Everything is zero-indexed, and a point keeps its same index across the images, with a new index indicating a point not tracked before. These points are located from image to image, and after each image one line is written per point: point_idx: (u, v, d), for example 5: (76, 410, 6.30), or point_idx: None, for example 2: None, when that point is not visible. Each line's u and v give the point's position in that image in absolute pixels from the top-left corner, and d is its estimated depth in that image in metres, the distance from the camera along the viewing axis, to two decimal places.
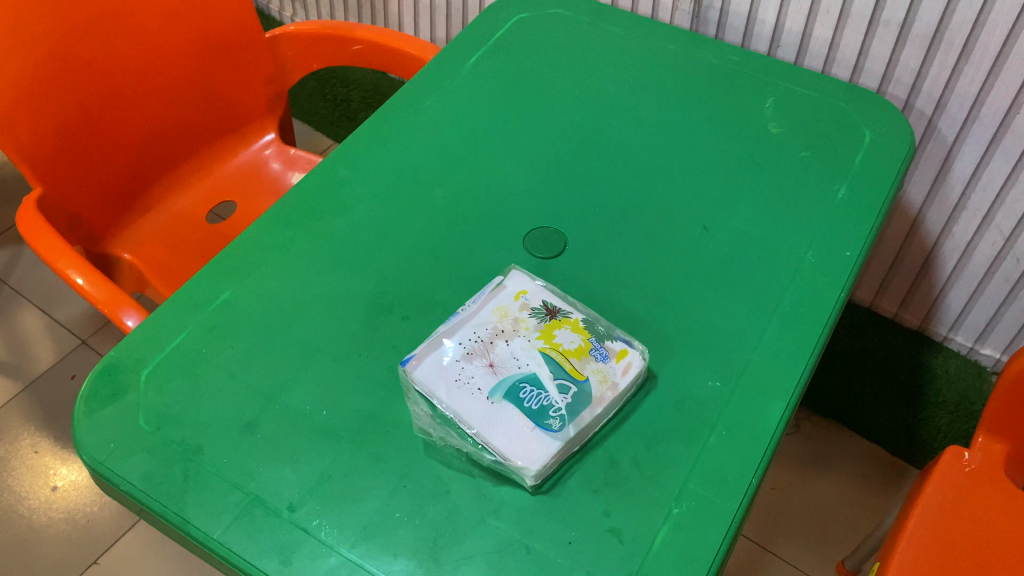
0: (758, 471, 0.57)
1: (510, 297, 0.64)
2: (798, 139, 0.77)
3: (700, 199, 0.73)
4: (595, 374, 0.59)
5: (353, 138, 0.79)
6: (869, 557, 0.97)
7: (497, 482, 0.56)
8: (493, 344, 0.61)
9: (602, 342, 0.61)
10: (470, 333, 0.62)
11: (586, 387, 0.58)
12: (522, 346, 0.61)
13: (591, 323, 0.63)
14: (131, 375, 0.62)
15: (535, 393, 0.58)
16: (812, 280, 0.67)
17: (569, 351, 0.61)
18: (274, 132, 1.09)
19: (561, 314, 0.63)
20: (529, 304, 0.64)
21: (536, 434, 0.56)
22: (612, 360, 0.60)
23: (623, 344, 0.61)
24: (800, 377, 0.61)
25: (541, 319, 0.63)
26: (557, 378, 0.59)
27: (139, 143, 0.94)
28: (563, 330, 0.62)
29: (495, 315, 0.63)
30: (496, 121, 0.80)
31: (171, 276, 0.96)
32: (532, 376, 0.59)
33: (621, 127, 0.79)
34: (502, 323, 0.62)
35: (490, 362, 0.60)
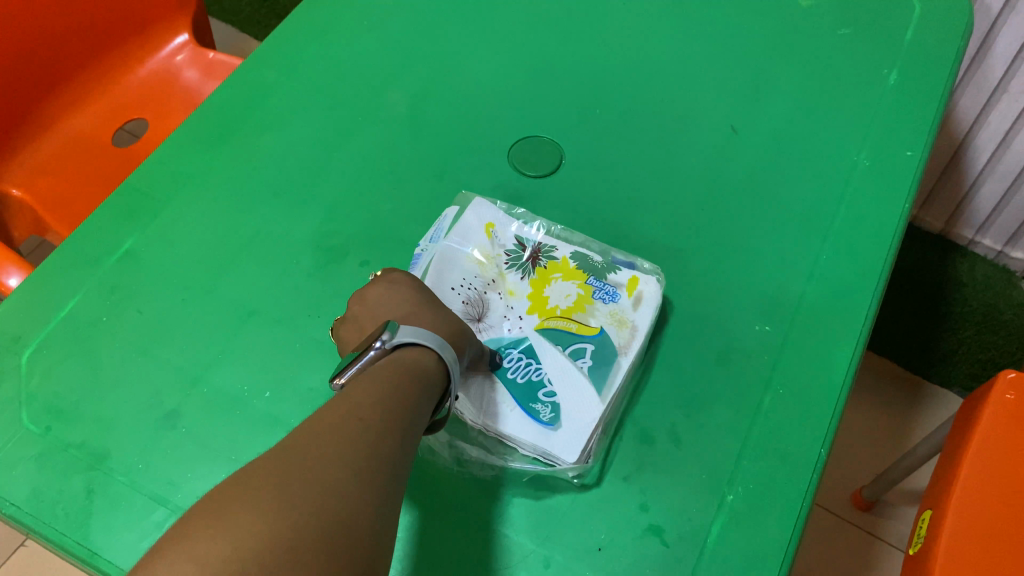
0: (827, 439, 0.44)
1: (476, 239, 0.50)
2: (834, 14, 0.63)
3: (722, 92, 0.59)
4: (608, 321, 0.47)
5: (282, 34, 0.63)
6: (889, 487, 0.89)
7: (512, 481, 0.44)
8: (469, 306, 0.48)
9: (603, 279, 0.48)
10: (440, 292, 0.48)
11: (602, 341, 0.46)
12: (503, 304, 0.48)
13: (586, 255, 0.50)
14: (8, 358, 0.48)
15: (524, 364, 0.46)
16: (869, 188, 0.54)
17: (568, 301, 0.48)
18: (187, 33, 0.91)
19: (545, 252, 0.50)
20: (501, 244, 0.50)
21: (524, 418, 0.44)
22: (623, 298, 0.47)
23: (630, 272, 0.48)
24: (867, 313, 0.48)
25: (523, 263, 0.49)
26: (559, 341, 0.46)
27: (16, 56, 0.75)
28: (553, 275, 0.49)
29: (465, 263, 0.49)
30: (461, 5, 0.65)
31: (71, 214, 0.80)
32: (527, 344, 0.46)
33: (617, 6, 0.64)
34: (476, 277, 0.49)
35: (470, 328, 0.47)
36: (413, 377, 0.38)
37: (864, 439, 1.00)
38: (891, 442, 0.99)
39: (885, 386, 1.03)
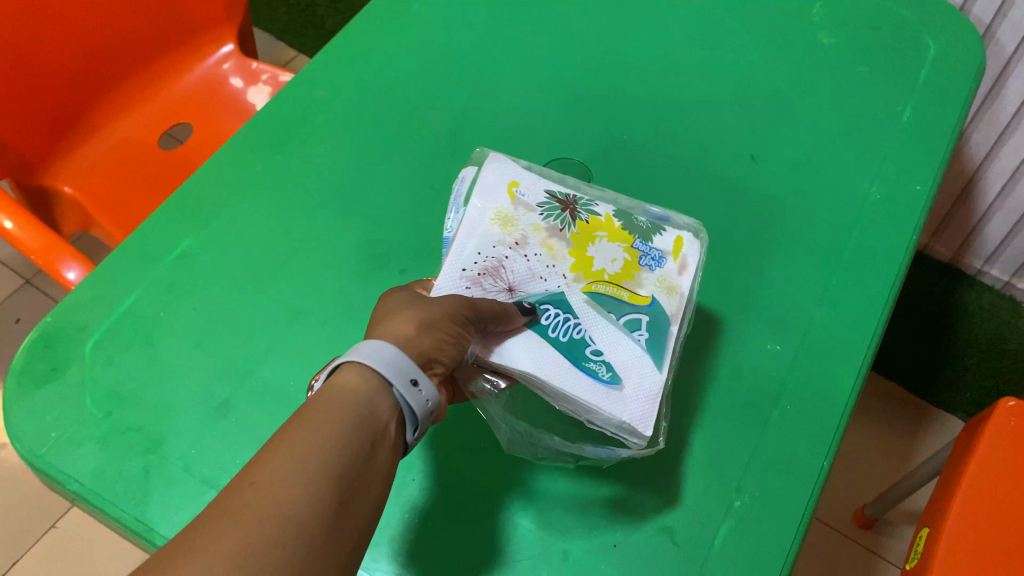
0: (830, 453, 0.48)
1: (506, 194, 0.49)
2: (853, 51, 0.66)
3: (743, 122, 0.63)
4: (659, 288, 0.47)
5: (331, 51, 0.67)
6: (892, 506, 0.91)
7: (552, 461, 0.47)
8: (506, 261, 0.47)
9: (648, 241, 0.48)
10: (471, 251, 0.46)
11: (657, 310, 0.46)
12: (541, 261, 0.47)
13: (629, 217, 0.50)
14: (74, 346, 0.52)
15: (570, 324, 0.45)
16: (879, 219, 0.57)
17: (614, 263, 0.47)
18: (233, 43, 0.95)
19: (581, 205, 0.50)
20: (528, 201, 0.49)
21: (578, 377, 0.43)
22: (670, 262, 0.48)
23: (674, 234, 0.49)
24: (872, 337, 0.52)
25: (562, 217, 0.49)
26: (610, 308, 0.46)
27: (72, 59, 0.80)
28: (597, 232, 0.49)
29: (494, 221, 0.48)
30: (500, 30, 0.69)
31: (119, 212, 0.85)
32: (575, 304, 0.46)
33: (648, 37, 0.68)
34: (509, 232, 0.48)
35: (508, 285, 0.46)
36: (338, 405, 0.36)
37: (866, 456, 1.04)
38: (892, 462, 1.03)
39: (887, 408, 1.06)
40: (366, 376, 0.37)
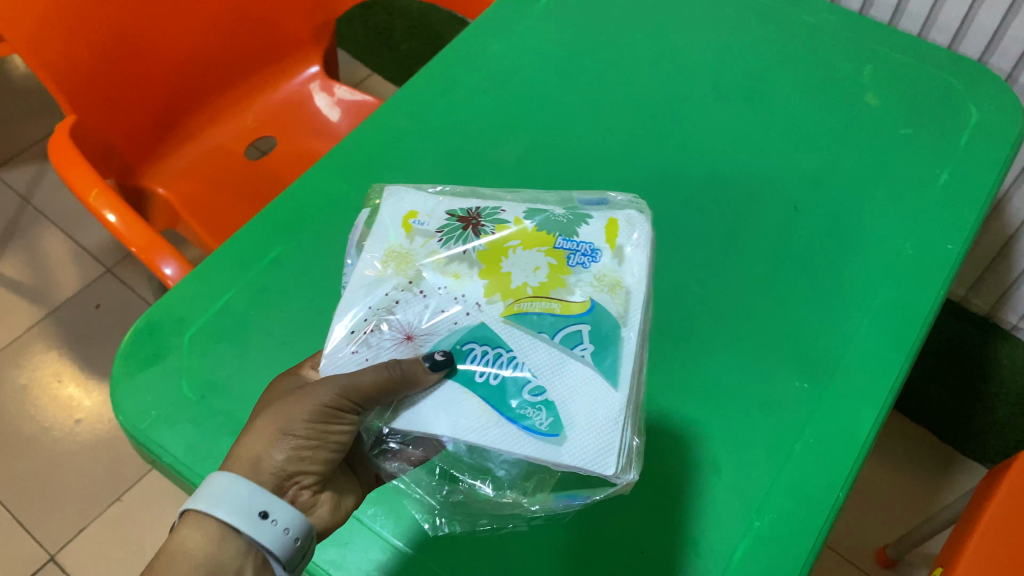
0: (845, 485, 0.52)
1: (400, 231, 0.50)
2: (898, 113, 0.70)
3: (789, 174, 0.67)
4: (592, 286, 0.47)
5: (413, 85, 0.73)
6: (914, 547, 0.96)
7: (504, 523, 0.52)
8: (397, 305, 0.48)
9: (570, 237, 0.49)
10: (360, 310, 0.47)
11: (595, 316, 0.46)
12: (449, 290, 0.48)
13: (549, 218, 0.50)
14: (174, 336, 0.58)
15: (505, 361, 0.45)
16: (910, 273, 0.61)
17: (541, 273, 0.48)
18: (318, 65, 1.03)
19: (485, 217, 0.51)
20: (427, 228, 0.51)
21: (516, 433, 0.43)
22: (605, 253, 0.49)
23: (602, 222, 0.50)
24: (895, 382, 0.56)
25: (467, 239, 0.50)
26: (545, 326, 0.46)
27: (174, 72, 0.88)
28: (511, 245, 0.49)
29: (386, 266, 0.49)
30: (568, 74, 0.74)
31: (207, 213, 0.92)
32: (502, 334, 0.46)
33: (706, 88, 0.73)
34: (402, 272, 0.49)
35: (407, 332, 0.47)
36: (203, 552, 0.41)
37: (883, 496, 1.13)
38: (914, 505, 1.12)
39: (913, 455, 1.16)
40: (212, 519, 0.41)
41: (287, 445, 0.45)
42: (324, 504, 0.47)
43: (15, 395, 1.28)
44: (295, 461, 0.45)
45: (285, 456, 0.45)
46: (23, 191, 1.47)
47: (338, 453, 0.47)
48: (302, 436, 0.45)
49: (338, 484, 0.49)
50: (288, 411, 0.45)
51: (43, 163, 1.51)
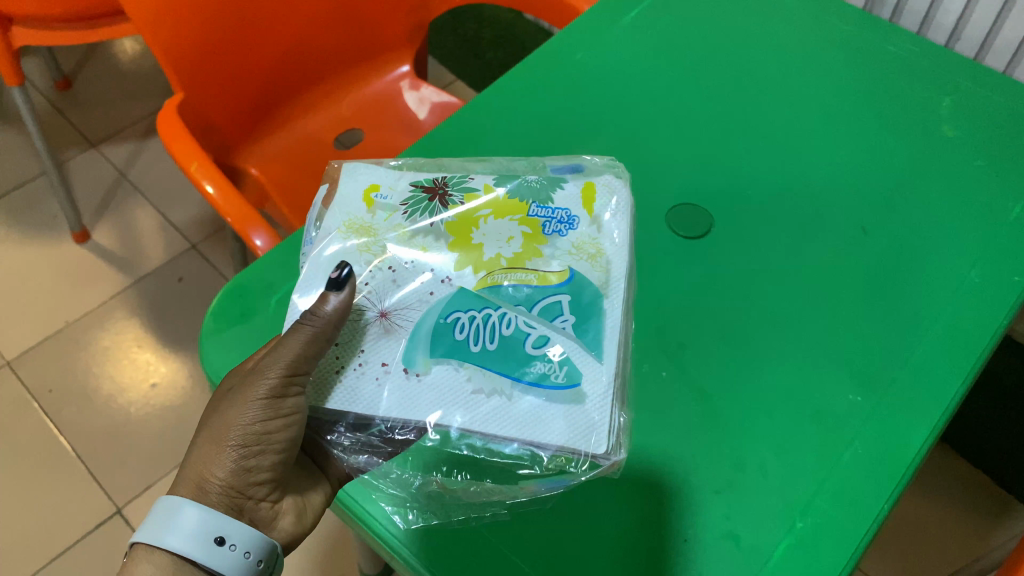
0: (891, 498, 0.54)
1: (362, 205, 0.58)
2: (974, 145, 0.71)
3: (860, 197, 0.69)
4: (570, 252, 0.54)
5: (501, 85, 0.77)
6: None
7: (483, 513, 0.54)
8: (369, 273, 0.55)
9: (544, 205, 0.57)
10: None
11: (573, 283, 0.53)
12: (419, 260, 0.55)
13: (521, 186, 0.58)
14: (261, 298, 0.63)
15: (497, 322, 0.51)
16: (973, 302, 0.62)
17: (514, 242, 0.55)
18: (409, 64, 1.08)
19: (452, 186, 0.58)
20: (390, 202, 0.58)
21: (528, 392, 0.49)
22: (582, 220, 0.56)
23: (573, 187, 0.58)
24: (949, 405, 0.58)
25: (438, 212, 0.57)
26: (523, 296, 0.53)
27: (276, 61, 0.93)
28: (481, 215, 0.57)
29: (349, 241, 0.56)
30: (650, 85, 0.77)
31: (295, 196, 0.97)
32: (485, 300, 0.52)
33: (783, 106, 0.75)
34: (370, 243, 0.56)
35: (383, 307, 0.53)
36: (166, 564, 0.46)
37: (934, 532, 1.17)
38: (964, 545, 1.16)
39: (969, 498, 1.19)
40: (165, 550, 0.46)
41: (231, 457, 0.50)
42: (285, 512, 0.53)
43: (98, 356, 1.36)
44: (243, 474, 0.50)
45: (228, 470, 0.49)
46: (120, 165, 1.56)
47: (283, 454, 0.51)
48: (243, 446, 0.50)
49: (300, 484, 0.55)
50: (225, 421, 0.50)
51: (142, 141, 1.59)
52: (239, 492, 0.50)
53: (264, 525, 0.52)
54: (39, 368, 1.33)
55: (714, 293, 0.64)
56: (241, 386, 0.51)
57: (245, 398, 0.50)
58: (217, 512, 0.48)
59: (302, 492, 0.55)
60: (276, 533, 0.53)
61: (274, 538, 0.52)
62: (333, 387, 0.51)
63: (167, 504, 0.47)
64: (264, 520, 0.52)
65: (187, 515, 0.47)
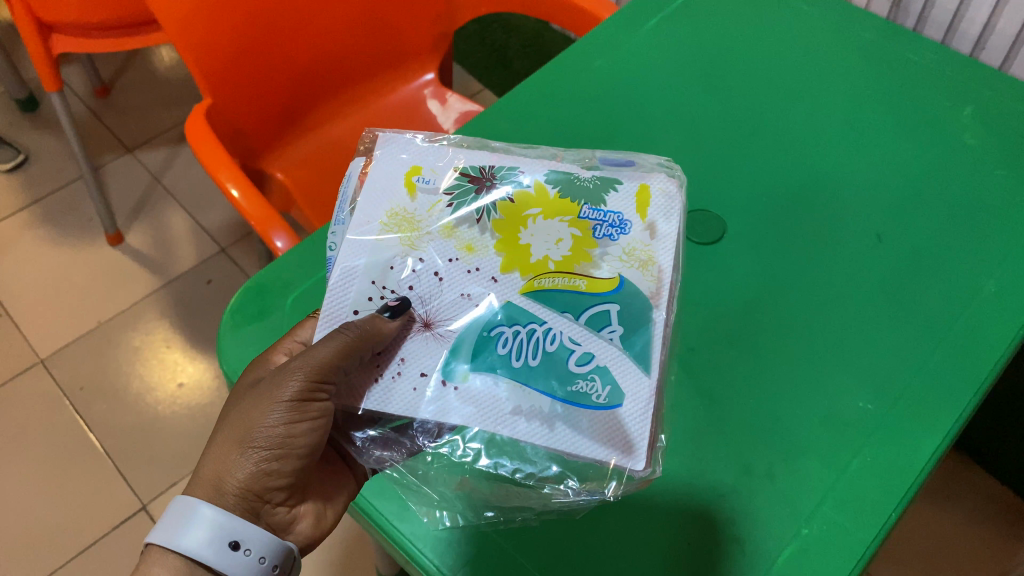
0: (900, 506, 0.54)
1: (404, 191, 0.57)
2: (995, 154, 0.70)
3: (877, 205, 0.68)
4: (623, 260, 0.53)
5: (520, 91, 0.78)
6: None
7: (512, 517, 0.54)
8: (407, 271, 0.54)
9: (597, 207, 0.55)
10: (363, 285, 0.53)
11: (624, 294, 0.52)
12: (463, 261, 0.54)
13: (573, 183, 0.57)
14: (278, 297, 0.64)
15: (541, 337, 0.51)
16: (988, 311, 0.62)
17: (564, 245, 0.54)
18: (433, 72, 1.09)
19: (499, 177, 0.57)
20: (430, 187, 0.57)
21: (576, 409, 0.49)
22: (636, 224, 0.55)
23: (631, 188, 0.56)
24: (961, 414, 0.57)
25: (483, 207, 0.56)
26: (570, 303, 0.52)
27: (302, 68, 0.95)
28: (531, 214, 0.55)
29: (390, 231, 0.55)
30: (668, 91, 0.78)
31: (319, 201, 0.99)
32: (530, 310, 0.52)
33: (801, 113, 0.75)
34: (407, 236, 0.55)
35: (426, 316, 0.53)
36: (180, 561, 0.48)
37: (949, 545, 1.20)
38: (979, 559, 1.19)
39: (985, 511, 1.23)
40: (177, 552, 0.48)
41: (253, 459, 0.51)
42: (304, 516, 0.55)
43: (129, 356, 1.38)
44: (262, 476, 0.51)
45: (247, 473, 0.51)
46: (154, 170, 1.59)
47: (304, 459, 0.53)
48: (265, 449, 0.51)
49: (323, 488, 0.57)
50: (250, 422, 0.51)
51: (176, 146, 1.63)
52: (257, 495, 0.51)
53: (281, 529, 0.54)
54: (72, 366, 1.37)
55: (726, 298, 0.64)
56: (266, 384, 0.52)
57: (270, 399, 0.51)
58: (233, 516, 0.49)
59: (323, 498, 0.56)
60: (293, 536, 0.54)
61: (291, 541, 0.54)
62: (366, 387, 0.51)
63: (180, 504, 0.49)
64: (282, 524, 0.54)
65: (201, 518, 0.48)
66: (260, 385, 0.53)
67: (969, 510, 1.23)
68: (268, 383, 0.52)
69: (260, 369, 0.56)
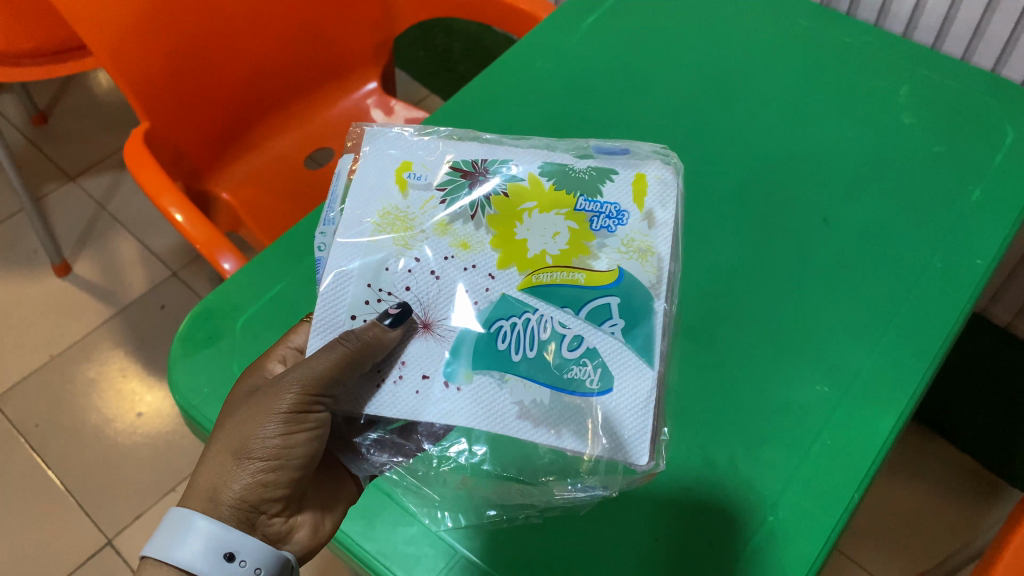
0: (862, 486, 0.55)
1: (395, 188, 0.55)
2: (933, 131, 0.71)
3: (821, 189, 0.69)
4: (625, 251, 0.52)
5: (463, 97, 0.78)
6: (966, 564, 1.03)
7: (515, 515, 0.56)
8: (402, 272, 0.53)
9: (593, 198, 0.54)
10: (357, 290, 0.52)
11: (625, 288, 0.51)
12: (458, 259, 0.53)
13: (567, 175, 0.55)
14: (228, 321, 0.63)
15: (535, 327, 0.51)
16: (937, 288, 0.62)
17: (561, 238, 0.53)
18: (376, 81, 1.08)
19: (491, 170, 0.56)
20: (421, 183, 0.56)
21: (580, 403, 0.49)
22: (633, 214, 0.53)
23: (630, 177, 0.55)
24: (915, 390, 0.58)
25: (477, 201, 0.54)
26: (568, 297, 0.51)
27: (241, 83, 0.93)
28: (525, 208, 0.54)
29: (383, 231, 0.54)
30: (610, 88, 0.78)
31: (267, 219, 0.98)
32: (522, 300, 0.51)
33: (742, 102, 0.75)
34: (399, 235, 0.54)
35: (425, 320, 0.52)
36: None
37: (918, 518, 1.22)
38: (949, 530, 1.21)
39: (953, 483, 1.25)
40: (170, 566, 0.46)
41: (249, 470, 0.50)
42: (301, 526, 0.53)
43: (85, 389, 1.35)
44: (259, 488, 0.50)
45: (243, 484, 0.49)
46: (99, 198, 1.56)
47: (301, 470, 0.52)
48: (262, 460, 0.50)
49: (322, 498, 0.55)
50: (247, 433, 0.50)
51: (119, 172, 1.59)
52: (253, 506, 0.50)
53: (277, 540, 0.52)
54: (26, 404, 1.33)
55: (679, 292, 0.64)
56: (264, 395, 0.51)
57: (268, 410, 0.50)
58: (228, 527, 0.48)
59: (322, 507, 0.54)
60: (290, 547, 0.52)
61: (288, 552, 0.52)
62: (368, 396, 0.50)
63: (172, 519, 0.47)
64: (278, 535, 0.52)
65: (196, 530, 0.47)
66: (256, 397, 0.52)
67: (938, 482, 1.25)
68: (265, 393, 0.51)
69: (254, 379, 0.55)
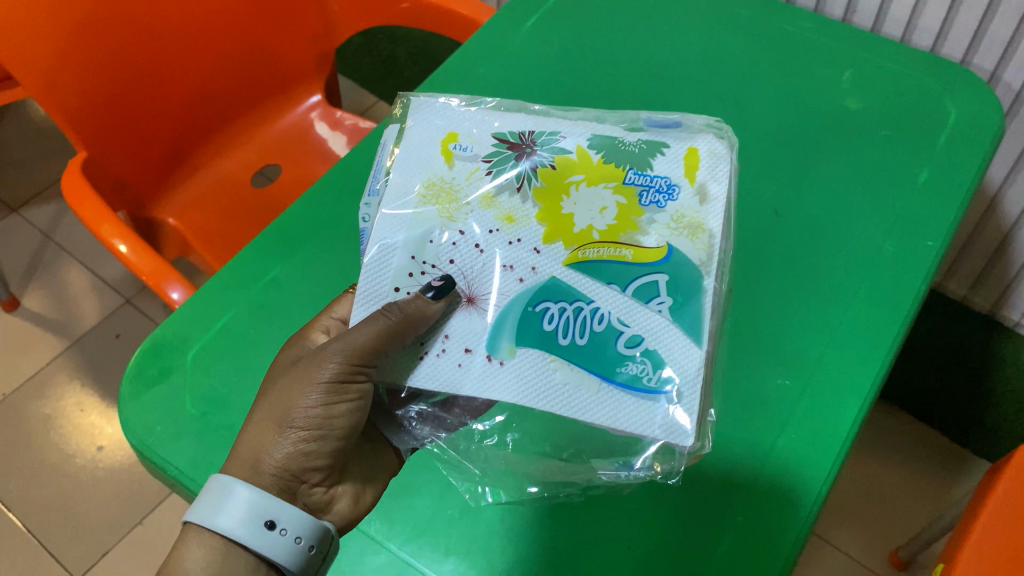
0: (828, 479, 0.54)
1: (441, 159, 0.55)
2: (878, 116, 0.71)
3: (771, 180, 0.69)
4: (676, 226, 0.51)
5: None
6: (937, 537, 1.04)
7: (559, 492, 0.56)
8: (446, 245, 0.52)
9: (643, 171, 0.53)
10: (402, 262, 0.51)
11: (676, 265, 0.50)
12: (502, 232, 0.52)
13: (616, 147, 0.54)
14: (178, 354, 0.61)
15: (588, 315, 0.49)
16: (891, 273, 0.62)
17: (609, 213, 0.52)
18: (319, 94, 1.07)
19: (540, 143, 0.55)
20: (469, 154, 0.55)
21: (627, 388, 0.48)
22: (684, 188, 0.52)
23: (682, 151, 0.54)
24: (875, 377, 0.58)
25: (523, 173, 0.54)
26: (616, 274, 0.50)
27: (182, 105, 0.91)
28: (574, 181, 0.53)
29: (428, 203, 0.53)
30: (554, 90, 0.77)
31: (216, 243, 0.96)
32: (578, 285, 0.50)
33: (688, 97, 0.75)
34: (445, 206, 0.53)
35: (470, 293, 0.51)
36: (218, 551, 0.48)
37: (889, 494, 1.24)
38: (919, 503, 1.22)
39: (921, 457, 1.26)
40: (215, 533, 0.47)
41: (292, 439, 0.51)
42: (342, 497, 0.53)
43: (41, 425, 1.32)
44: (301, 457, 0.51)
45: (285, 452, 0.50)
46: (44, 228, 1.52)
47: (343, 441, 0.52)
48: (304, 428, 0.51)
49: (362, 470, 0.56)
50: (290, 402, 0.51)
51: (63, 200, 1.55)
52: (295, 475, 0.51)
53: (318, 510, 0.52)
54: None
55: None
56: (308, 363, 0.52)
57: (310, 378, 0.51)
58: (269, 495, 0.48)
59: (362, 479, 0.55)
60: (331, 517, 0.53)
61: (329, 521, 0.52)
62: (412, 368, 0.50)
63: (215, 486, 0.48)
64: (319, 505, 0.52)
65: (236, 498, 0.48)
66: (301, 366, 0.53)
67: (906, 457, 1.27)
68: (309, 361, 0.52)
69: (297, 349, 0.55)
